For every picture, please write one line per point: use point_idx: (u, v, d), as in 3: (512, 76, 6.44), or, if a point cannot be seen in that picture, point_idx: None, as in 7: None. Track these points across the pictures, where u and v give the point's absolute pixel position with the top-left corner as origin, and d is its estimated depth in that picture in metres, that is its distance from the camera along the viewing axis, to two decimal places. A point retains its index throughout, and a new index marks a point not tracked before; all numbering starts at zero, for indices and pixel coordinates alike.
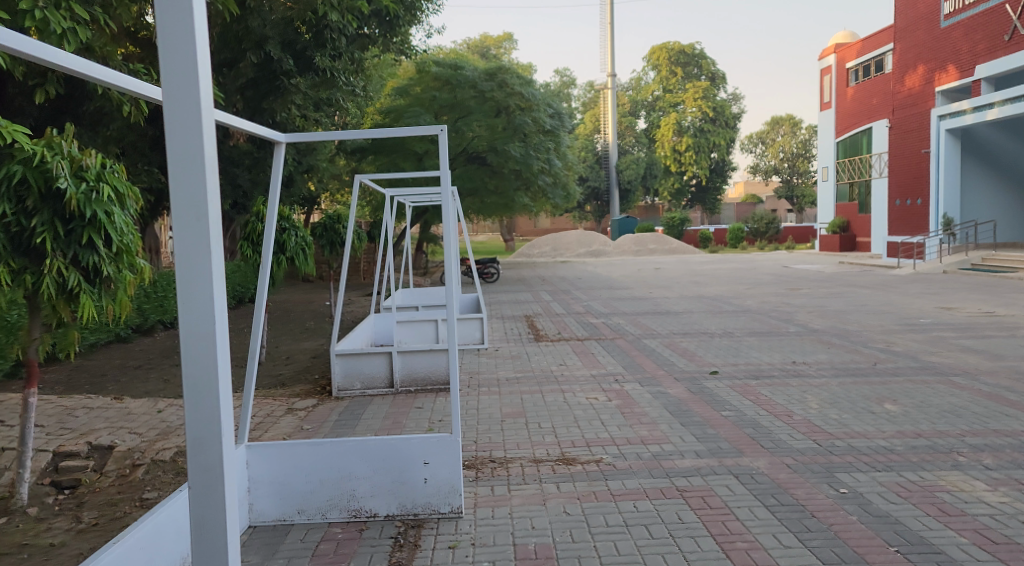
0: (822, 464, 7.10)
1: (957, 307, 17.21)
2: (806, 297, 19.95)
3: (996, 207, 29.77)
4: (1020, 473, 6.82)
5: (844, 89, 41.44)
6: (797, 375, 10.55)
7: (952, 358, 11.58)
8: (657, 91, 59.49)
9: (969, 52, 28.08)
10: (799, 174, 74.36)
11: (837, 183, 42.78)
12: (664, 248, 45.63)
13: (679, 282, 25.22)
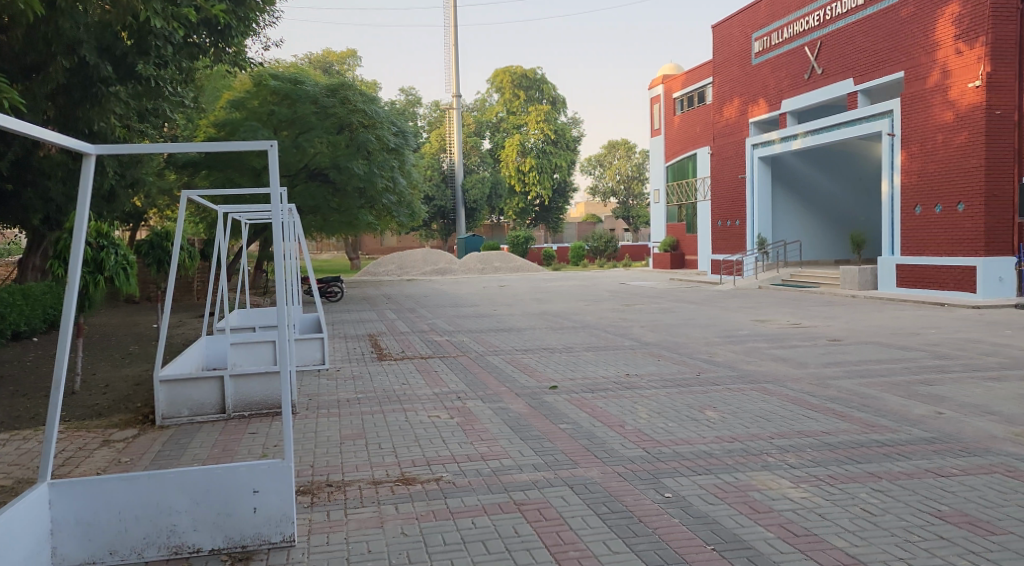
0: (649, 471, 7.45)
1: (772, 319, 18.54)
2: (640, 312, 20.88)
3: (805, 228, 32.39)
4: (821, 470, 7.45)
5: (671, 118, 43.83)
6: (629, 387, 11.03)
7: (767, 366, 12.47)
8: (501, 113, 60.52)
9: (775, 89, 30.42)
10: (634, 196, 78.01)
11: (667, 205, 45.05)
12: (508, 265, 46.40)
13: (522, 300, 25.76)
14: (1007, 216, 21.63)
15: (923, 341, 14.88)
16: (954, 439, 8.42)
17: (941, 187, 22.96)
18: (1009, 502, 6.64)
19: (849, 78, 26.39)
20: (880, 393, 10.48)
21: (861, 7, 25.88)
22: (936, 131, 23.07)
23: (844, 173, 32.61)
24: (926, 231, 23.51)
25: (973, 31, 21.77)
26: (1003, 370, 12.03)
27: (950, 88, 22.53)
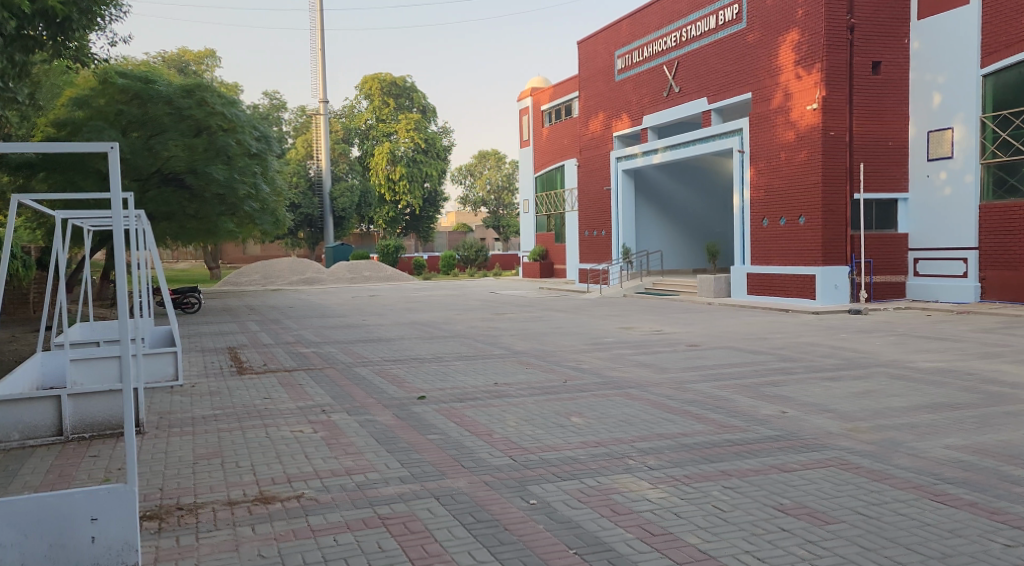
0: (516, 478, 7.49)
1: (635, 326, 19.09)
2: (509, 321, 21.05)
3: (666, 238, 33.59)
4: (679, 471, 7.70)
5: (540, 130, 44.52)
6: (498, 396, 11.06)
7: (630, 372, 12.82)
8: (371, 120, 59.71)
9: (637, 104, 31.42)
10: (504, 206, 78.89)
11: (536, 215, 45.70)
12: (378, 275, 45.86)
13: (392, 309, 25.48)
14: (841, 229, 23.17)
15: (772, 345, 15.69)
16: (797, 436, 8.91)
17: (784, 201, 24.31)
18: (844, 493, 7.07)
19: (703, 96, 27.60)
20: (732, 395, 10.97)
21: (713, 31, 27.14)
22: (780, 149, 24.44)
23: (701, 186, 34.08)
24: (772, 243, 24.84)
25: (811, 57, 23.24)
26: (841, 370, 12.86)
27: (792, 109, 23.95)
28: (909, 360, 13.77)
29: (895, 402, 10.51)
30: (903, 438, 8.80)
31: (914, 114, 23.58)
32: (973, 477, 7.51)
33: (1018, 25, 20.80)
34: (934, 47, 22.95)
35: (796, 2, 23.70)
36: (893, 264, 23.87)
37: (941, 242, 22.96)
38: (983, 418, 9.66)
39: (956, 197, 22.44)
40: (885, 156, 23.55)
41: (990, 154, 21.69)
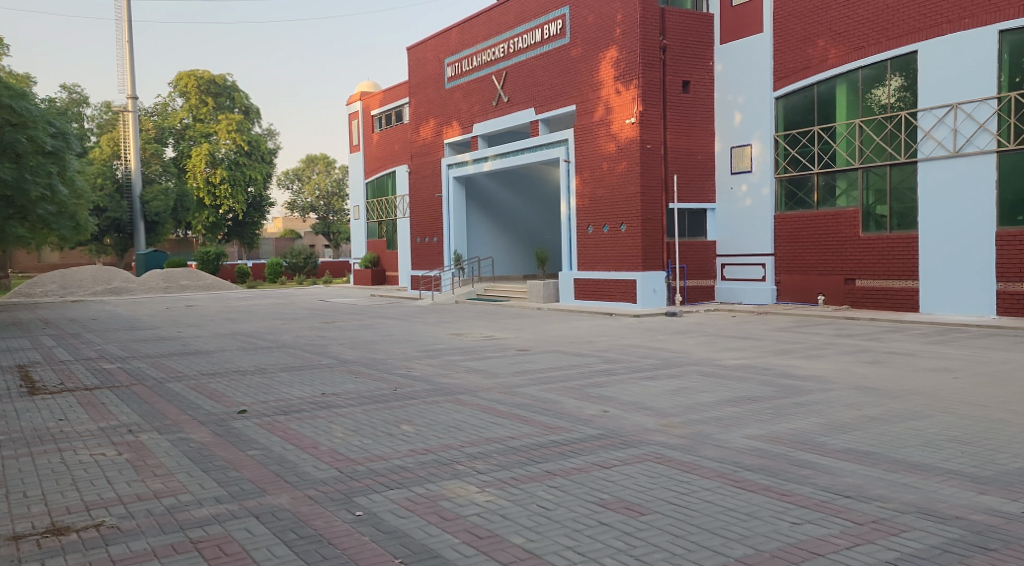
0: (342, 491, 7.30)
1: (466, 332, 19.18)
2: (337, 330, 20.56)
3: (498, 245, 34.05)
4: (505, 473, 7.78)
5: (370, 135, 43.99)
6: (325, 407, 10.76)
7: (459, 378, 12.84)
8: (187, 119, 56.65)
9: (467, 112, 31.68)
10: (334, 212, 77.27)
11: (367, 221, 45.03)
12: (196, 283, 43.69)
13: (211, 320, 24.25)
14: (659, 237, 24.31)
15: (596, 348, 16.21)
16: (617, 433, 9.25)
17: (607, 210, 25.24)
18: (657, 485, 7.40)
19: (531, 107, 28.19)
20: (557, 397, 11.23)
21: (538, 44, 27.81)
22: (602, 159, 25.34)
23: (530, 194, 34.81)
24: (596, 250, 25.74)
25: (629, 73, 24.26)
26: (657, 370, 13.47)
27: (612, 122, 24.91)
28: (717, 358, 14.64)
29: (704, 398, 11.13)
30: (710, 431, 9.34)
31: (719, 131, 25.29)
32: (769, 463, 8.08)
33: (804, 53, 22.81)
34: (735, 69, 24.73)
35: (614, 21, 24.68)
36: (704, 268, 25.36)
37: (744, 249, 24.67)
38: (780, 409, 10.41)
39: (756, 207, 24.23)
40: (695, 168, 25.07)
41: (783, 169, 23.66)
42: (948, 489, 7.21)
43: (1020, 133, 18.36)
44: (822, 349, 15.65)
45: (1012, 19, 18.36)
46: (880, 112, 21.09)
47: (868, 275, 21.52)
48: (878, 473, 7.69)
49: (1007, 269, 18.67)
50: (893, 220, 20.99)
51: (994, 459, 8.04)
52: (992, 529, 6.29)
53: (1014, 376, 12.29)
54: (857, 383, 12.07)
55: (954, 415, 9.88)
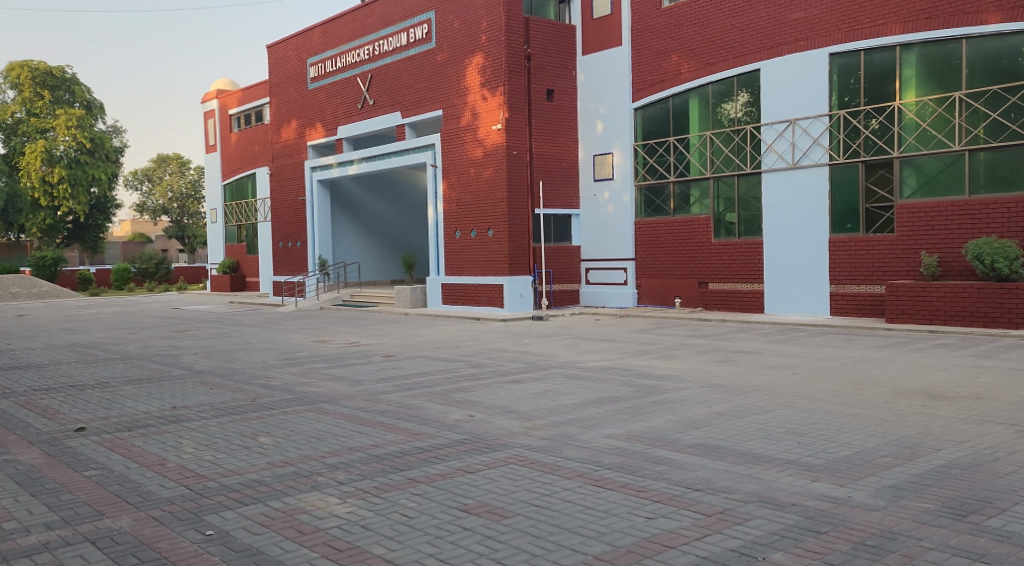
0: (190, 509, 6.91)
1: (330, 339, 18.72)
2: (191, 339, 19.58)
3: (364, 249, 33.53)
4: (367, 483, 7.58)
5: (227, 135, 42.45)
6: (175, 421, 10.20)
7: (322, 387, 12.46)
8: (19, 113, 52.43)
9: (331, 114, 31.03)
10: (189, 215, 74.01)
11: (225, 225, 43.35)
12: (31, 291, 40.82)
13: (48, 331, 22.58)
14: (525, 242, 24.52)
15: (462, 353, 16.15)
16: (481, 437, 9.21)
17: (474, 215, 25.25)
18: (520, 488, 7.40)
19: (397, 111, 27.89)
20: (422, 403, 11.09)
21: (403, 47, 27.56)
22: (469, 165, 25.35)
23: (397, 198, 34.47)
24: (463, 255, 25.70)
25: (494, 80, 24.38)
26: (522, 373, 13.54)
27: (479, 128, 24.97)
28: (581, 360, 14.90)
29: (567, 400, 11.28)
30: (572, 432, 9.46)
31: (582, 139, 25.83)
32: (627, 461, 8.25)
33: (660, 66, 23.61)
34: (596, 79, 25.32)
35: (479, 28, 24.75)
36: (569, 273, 25.80)
37: (606, 253, 25.29)
38: (638, 408, 10.68)
39: (617, 214, 24.89)
40: (559, 176, 25.48)
41: (642, 177, 24.41)
42: (788, 478, 7.57)
43: (848, 148, 19.83)
44: (677, 349, 16.21)
45: (841, 43, 19.73)
46: (729, 126, 22.12)
47: (720, 278, 22.50)
48: (727, 466, 7.99)
49: (840, 273, 19.98)
50: (741, 227, 22.06)
51: (827, 448, 8.52)
52: (825, 513, 6.64)
53: (848, 371, 13.11)
54: (709, 381, 12.55)
55: (793, 408, 10.42)
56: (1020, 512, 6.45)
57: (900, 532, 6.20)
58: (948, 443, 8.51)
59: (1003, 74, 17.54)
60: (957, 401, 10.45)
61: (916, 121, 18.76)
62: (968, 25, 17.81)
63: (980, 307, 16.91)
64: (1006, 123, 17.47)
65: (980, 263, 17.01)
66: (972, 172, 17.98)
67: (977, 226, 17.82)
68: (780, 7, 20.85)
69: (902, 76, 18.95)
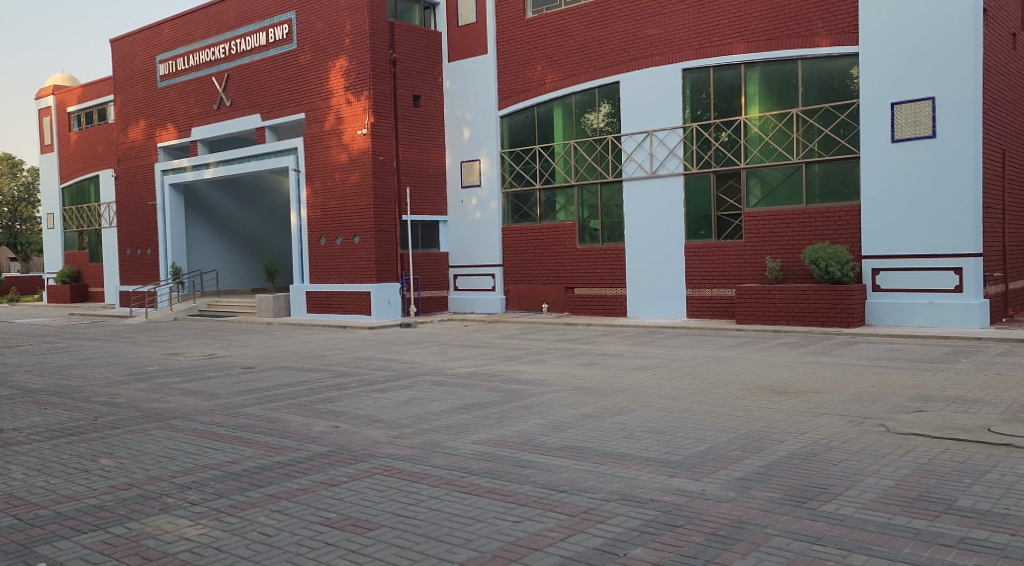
0: (21, 541, 6.44)
1: (183, 352, 17.91)
2: (24, 355, 18.23)
3: (222, 256, 32.33)
4: (221, 502, 7.29)
5: (67, 134, 39.98)
6: (4, 445, 9.47)
7: (173, 402, 11.89)
8: None
9: (184, 115, 29.77)
10: (22, 220, 69.00)
11: (64, 230, 40.74)
12: None
13: None
14: (391, 248, 24.28)
15: (325, 362, 15.81)
16: (345, 449, 9.04)
17: (339, 221, 24.78)
18: (384, 499, 7.31)
19: (256, 113, 27.07)
20: (284, 416, 10.77)
21: (262, 48, 26.78)
22: (333, 170, 24.87)
23: (258, 204, 33.42)
24: (328, 262, 25.18)
25: (359, 83, 24.04)
26: (389, 382, 13.38)
27: (343, 132, 24.54)
28: (448, 367, 14.89)
29: (434, 407, 11.24)
30: (439, 439, 9.43)
31: (449, 146, 25.87)
32: (493, 466, 8.31)
33: (525, 76, 23.97)
34: (462, 86, 25.44)
35: (343, 30, 24.36)
36: (437, 279, 25.72)
37: (474, 260, 25.40)
38: (504, 413, 10.76)
39: (485, 220, 25.06)
40: (426, 182, 25.40)
41: (509, 183, 24.68)
42: (646, 475, 7.83)
43: (700, 159, 20.74)
44: (544, 353, 16.46)
45: (692, 60, 20.66)
46: (592, 135, 22.68)
47: (585, 283, 23.04)
48: (590, 466, 8.18)
49: (695, 276, 20.86)
50: (604, 233, 22.65)
51: (682, 445, 8.86)
52: (680, 507, 6.90)
53: (702, 370, 13.70)
54: (574, 384, 12.80)
55: (652, 408, 10.77)
56: (853, 496, 6.92)
57: (748, 521, 6.52)
58: (790, 435, 9.03)
59: (833, 93, 18.84)
60: (798, 396, 11.11)
61: (760, 135, 19.88)
62: (804, 47, 19.02)
63: (817, 307, 18.06)
64: (837, 138, 18.79)
65: (816, 267, 18.12)
66: (808, 183, 19.22)
67: (814, 232, 19.08)
68: (637, 23, 21.61)
69: (746, 92, 20.03)
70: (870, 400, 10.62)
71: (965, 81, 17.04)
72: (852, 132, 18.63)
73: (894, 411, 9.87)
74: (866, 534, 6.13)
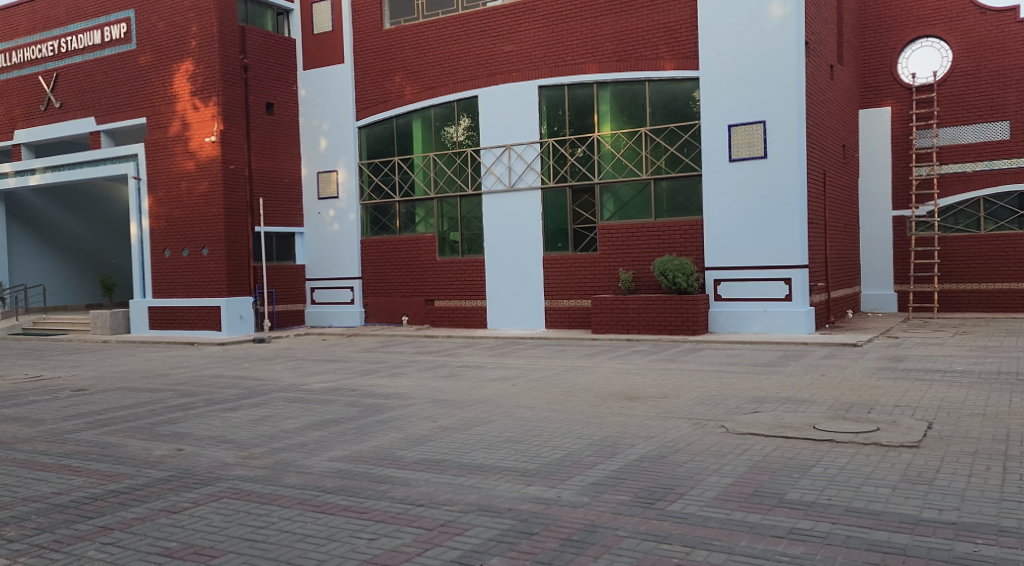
0: None
1: (5, 374, 16.58)
2: None
3: (50, 269, 30.15)
4: (46, 536, 6.82)
5: None
6: None
7: None
8: None
9: (6, 116, 27.67)
10: None
11: None
12: None
13: None
14: (243, 260, 23.46)
15: (168, 382, 15.03)
16: (189, 473, 8.64)
17: (185, 232, 23.70)
18: (231, 523, 7.04)
19: (90, 116, 25.51)
20: (120, 441, 10.18)
21: (97, 47, 25.33)
22: (178, 179, 23.81)
23: (90, 213, 31.53)
24: (174, 275, 24.05)
25: (207, 88, 23.15)
26: (238, 400, 12.90)
27: (189, 139, 23.54)
28: (304, 383, 14.49)
29: (288, 425, 10.93)
30: (292, 458, 9.17)
31: (305, 156, 25.35)
32: (349, 483, 8.16)
33: (382, 87, 23.84)
34: (318, 95, 24.99)
35: (189, 32, 23.41)
36: (293, 293, 25.02)
37: (330, 272, 24.95)
38: (361, 428, 10.60)
39: (342, 232, 24.68)
40: (281, 193, 24.73)
41: (367, 196, 24.43)
42: (502, 485, 7.90)
43: (557, 174, 21.20)
44: (403, 366, 16.31)
45: (547, 77, 21.13)
46: (451, 148, 22.78)
47: (444, 295, 23.07)
48: (447, 479, 8.18)
49: (553, 288, 21.32)
50: (464, 245, 22.77)
51: (539, 453, 9.01)
52: (536, 515, 7.00)
53: (558, 379, 14.00)
54: (433, 396, 12.76)
55: (509, 418, 10.89)
56: (696, 495, 7.24)
57: (600, 525, 6.70)
58: (641, 439, 9.36)
59: (678, 114, 19.75)
60: (648, 401, 11.53)
61: (612, 151, 20.56)
62: (650, 70, 19.89)
63: (666, 317, 18.85)
64: (681, 156, 19.70)
65: (664, 278, 18.90)
66: (657, 200, 20.07)
67: (663, 245, 19.90)
68: (492, 38, 21.93)
69: (599, 110, 20.67)
70: (712, 403, 11.17)
71: (792, 105, 18.34)
72: (695, 151, 19.58)
73: (733, 412, 10.42)
74: (707, 530, 6.43)
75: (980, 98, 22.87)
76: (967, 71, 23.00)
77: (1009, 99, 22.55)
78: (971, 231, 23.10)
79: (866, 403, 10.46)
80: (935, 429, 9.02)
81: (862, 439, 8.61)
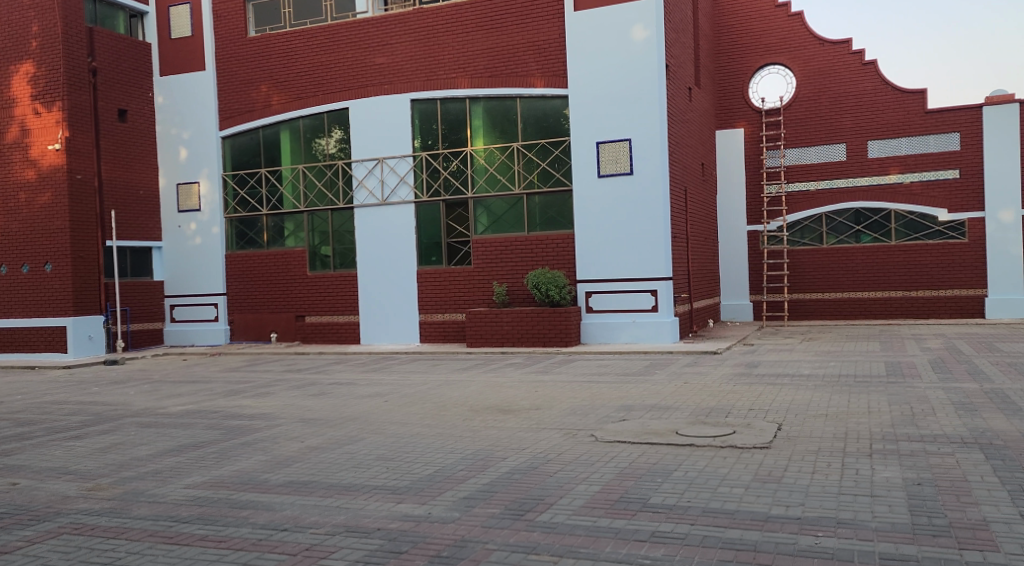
0: None
1: None
2: None
3: None
4: None
5: None
6: None
7: None
8: None
9: None
10: None
11: None
12: None
13: None
14: (93, 276, 22.07)
15: (7, 410, 13.90)
16: (25, 509, 7.98)
17: (25, 247, 22.16)
18: (73, 561, 6.54)
19: None
20: None
21: None
22: (17, 190, 22.24)
23: None
24: (12, 292, 22.42)
25: (49, 93, 21.73)
26: (86, 427, 12.07)
27: (30, 146, 22.02)
28: (160, 406, 13.73)
29: (140, 452, 10.30)
30: (144, 488, 8.64)
31: (162, 166, 24.22)
32: (207, 511, 7.75)
33: (247, 97, 23.12)
34: (177, 103, 23.95)
35: (29, 32, 21.97)
36: (151, 311, 23.79)
37: (192, 288, 23.90)
38: (223, 452, 10.13)
39: (204, 247, 23.72)
40: (136, 205, 23.50)
41: (232, 209, 23.60)
42: (371, 504, 7.69)
43: (430, 187, 21.11)
44: (270, 386, 15.74)
45: (419, 91, 21.03)
46: (322, 160, 22.28)
47: (315, 311, 22.52)
48: (313, 501, 7.89)
49: (427, 302, 21.17)
50: (335, 260, 22.28)
51: (410, 469, 8.85)
52: (405, 533, 6.85)
53: (431, 394, 13.86)
54: (301, 416, 12.35)
55: (381, 435, 10.66)
56: (564, 504, 7.27)
57: (469, 539, 6.61)
58: (512, 451, 9.34)
59: (549, 130, 20.05)
60: (521, 413, 11.56)
61: (485, 166, 20.64)
62: (521, 87, 20.14)
63: (539, 329, 19.04)
64: (552, 172, 19.99)
65: (537, 291, 19.10)
66: (530, 214, 20.27)
67: (535, 258, 20.11)
68: (362, 50, 21.66)
69: (471, 125, 20.71)
70: (582, 412, 11.31)
71: (654, 124, 18.97)
72: (565, 166, 19.91)
73: (602, 422, 10.57)
74: (574, 538, 6.44)
75: (822, 121, 24.37)
76: (810, 96, 24.49)
77: (847, 123, 24.12)
78: (816, 245, 24.50)
79: (723, 408, 10.83)
80: (785, 430, 9.45)
81: (721, 443, 8.91)
